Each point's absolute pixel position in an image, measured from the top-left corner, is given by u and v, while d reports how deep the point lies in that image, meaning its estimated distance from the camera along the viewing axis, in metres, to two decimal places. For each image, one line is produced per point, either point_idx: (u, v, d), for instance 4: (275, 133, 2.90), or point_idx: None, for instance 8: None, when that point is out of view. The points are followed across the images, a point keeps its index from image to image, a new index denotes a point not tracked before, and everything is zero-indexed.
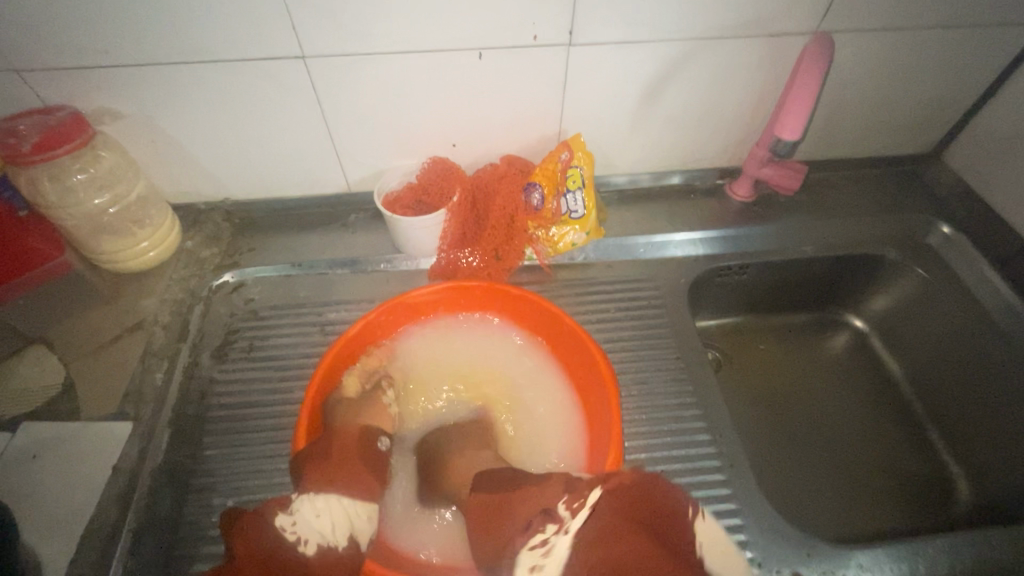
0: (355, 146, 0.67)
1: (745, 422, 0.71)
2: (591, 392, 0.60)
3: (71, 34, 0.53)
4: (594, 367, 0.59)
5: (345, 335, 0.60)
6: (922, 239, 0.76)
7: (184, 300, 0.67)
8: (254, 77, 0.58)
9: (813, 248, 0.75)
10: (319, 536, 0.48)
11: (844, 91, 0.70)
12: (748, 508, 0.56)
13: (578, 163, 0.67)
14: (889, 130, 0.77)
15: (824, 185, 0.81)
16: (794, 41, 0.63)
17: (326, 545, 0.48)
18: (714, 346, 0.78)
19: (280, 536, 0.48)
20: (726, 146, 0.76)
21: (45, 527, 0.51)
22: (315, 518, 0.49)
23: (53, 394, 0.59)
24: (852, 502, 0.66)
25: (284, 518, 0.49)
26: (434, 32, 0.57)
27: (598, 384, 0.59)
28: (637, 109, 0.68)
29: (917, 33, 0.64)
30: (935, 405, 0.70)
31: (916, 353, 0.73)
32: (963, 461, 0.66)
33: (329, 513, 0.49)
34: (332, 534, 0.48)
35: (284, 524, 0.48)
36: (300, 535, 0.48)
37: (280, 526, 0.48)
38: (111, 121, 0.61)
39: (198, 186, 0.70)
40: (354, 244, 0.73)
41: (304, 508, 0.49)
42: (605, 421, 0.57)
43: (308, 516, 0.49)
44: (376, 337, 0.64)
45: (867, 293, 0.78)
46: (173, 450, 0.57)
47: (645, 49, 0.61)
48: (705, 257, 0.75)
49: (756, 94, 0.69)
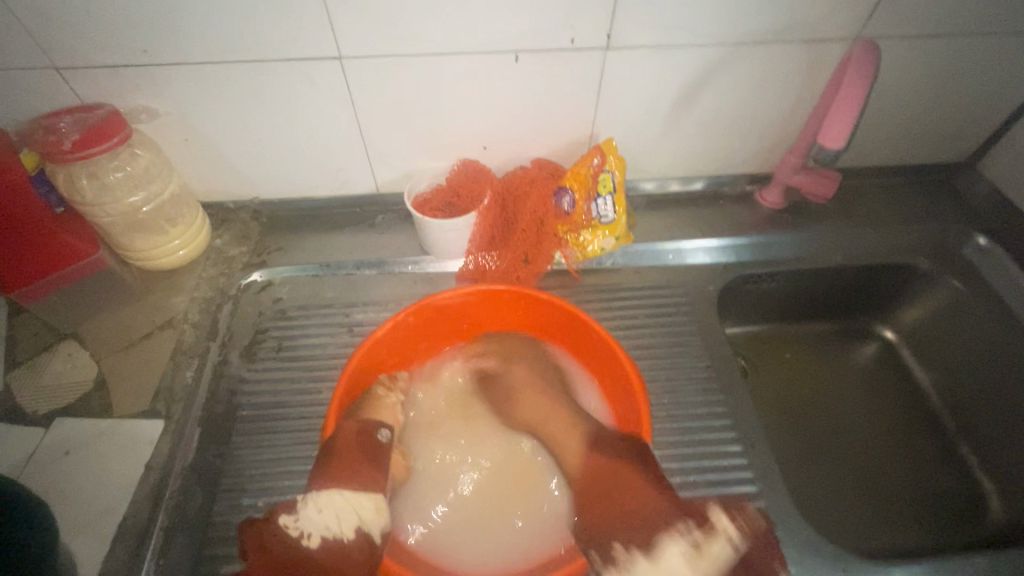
0: (386, 148, 0.67)
1: (773, 432, 0.71)
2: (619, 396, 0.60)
3: (113, 32, 0.53)
4: (622, 376, 0.58)
5: (372, 334, 0.59)
6: (956, 250, 0.75)
7: (213, 298, 0.68)
8: (291, 77, 0.58)
9: (845, 257, 0.74)
10: (323, 530, 0.49)
11: (881, 98, 0.69)
12: (780, 519, 0.55)
13: (610, 167, 0.66)
14: (924, 138, 0.76)
15: (855, 193, 0.80)
16: (835, 47, 0.62)
17: (329, 537, 0.48)
18: (742, 355, 0.77)
19: (286, 535, 0.48)
20: (759, 152, 0.75)
21: (79, 525, 0.51)
22: (315, 511, 0.49)
23: (85, 390, 0.60)
24: (882, 515, 0.65)
25: (286, 517, 0.49)
26: (473, 32, 0.56)
27: (627, 399, 0.58)
28: (671, 115, 0.67)
29: (961, 40, 0.63)
30: (968, 421, 0.69)
31: (949, 365, 0.72)
32: (996, 478, 0.65)
33: (332, 507, 0.49)
34: (338, 527, 0.49)
35: (286, 522, 0.48)
36: (303, 530, 0.48)
37: (284, 524, 0.48)
38: (147, 119, 0.61)
39: (229, 185, 0.70)
40: (381, 246, 0.73)
41: (307, 506, 0.49)
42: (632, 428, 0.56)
43: (311, 514, 0.49)
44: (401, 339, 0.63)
45: (898, 304, 0.77)
46: (204, 449, 0.57)
47: (683, 54, 0.60)
48: (734, 264, 0.74)
49: (791, 101, 0.68)
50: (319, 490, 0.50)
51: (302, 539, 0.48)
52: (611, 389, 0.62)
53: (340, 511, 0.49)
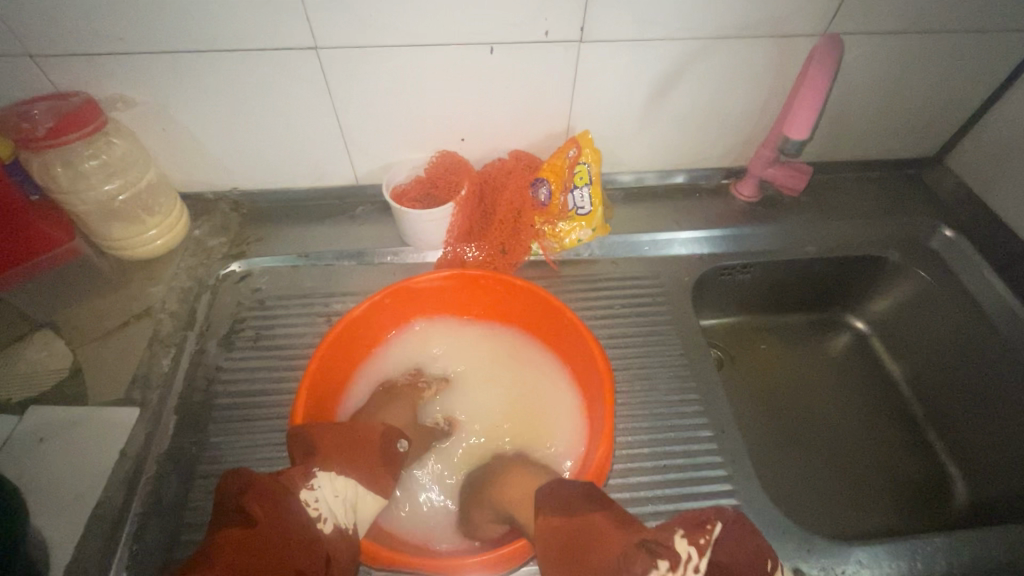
0: (364, 138, 0.68)
1: (747, 419, 0.72)
2: (587, 380, 0.61)
3: (86, 20, 0.53)
4: (591, 360, 0.59)
5: (348, 314, 0.60)
6: (925, 242, 0.77)
7: (191, 288, 0.68)
8: (267, 68, 0.59)
9: (817, 248, 0.76)
10: (336, 518, 0.48)
11: (850, 93, 0.71)
12: (748, 502, 0.57)
13: (586, 159, 0.67)
14: (894, 133, 0.77)
15: (827, 186, 0.82)
16: (803, 43, 0.63)
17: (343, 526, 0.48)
18: (717, 345, 0.78)
19: (303, 511, 0.47)
20: (733, 145, 0.76)
21: (52, 511, 0.51)
22: (331, 497, 0.49)
23: (61, 378, 0.60)
24: (851, 500, 0.66)
25: (307, 493, 0.48)
26: (447, 25, 0.57)
27: (594, 378, 0.59)
28: (646, 107, 0.68)
29: (925, 37, 0.65)
30: (933, 408, 0.71)
31: (918, 354, 0.74)
32: (963, 463, 0.67)
33: (344, 492, 0.50)
34: (344, 517, 0.49)
35: (307, 498, 0.48)
36: (322, 513, 0.47)
37: (304, 499, 0.48)
38: (124, 108, 0.61)
39: (208, 176, 0.70)
40: (360, 236, 0.74)
41: (324, 486, 0.49)
42: (598, 405, 0.58)
43: (328, 497, 0.49)
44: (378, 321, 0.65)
45: (870, 295, 0.79)
46: (179, 436, 0.57)
47: (655, 47, 0.62)
48: (709, 255, 0.75)
49: (763, 96, 0.69)
50: (339, 473, 0.51)
51: (319, 522, 0.47)
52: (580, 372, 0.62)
53: (353, 504, 0.50)
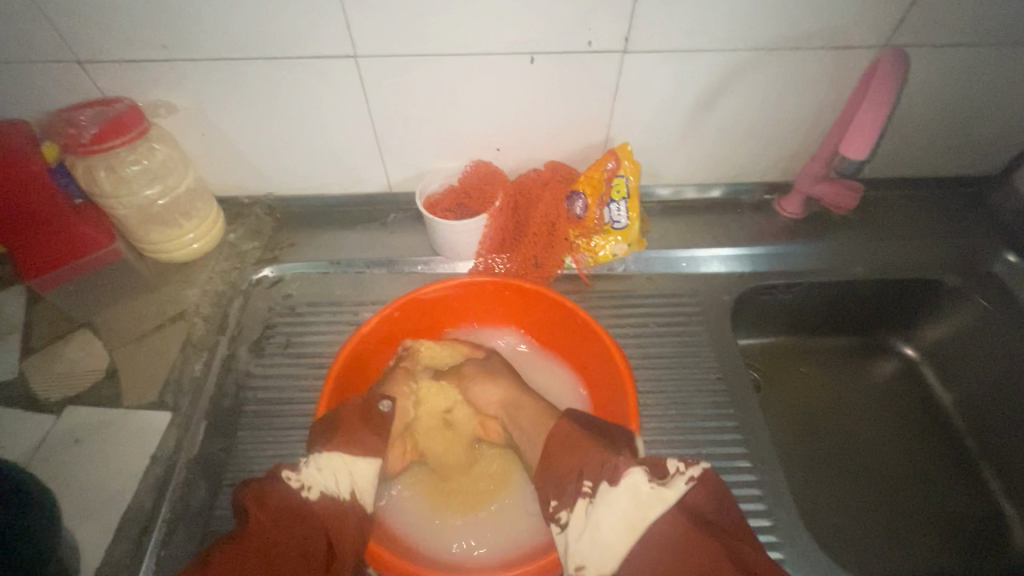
0: (400, 146, 0.67)
1: (785, 447, 0.69)
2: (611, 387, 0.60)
3: (134, 28, 0.54)
4: (613, 366, 0.58)
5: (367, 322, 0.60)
6: (985, 267, 0.72)
7: (225, 292, 0.68)
8: (306, 75, 0.58)
9: (866, 270, 0.72)
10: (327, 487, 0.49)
11: (908, 108, 0.67)
12: (788, 540, 0.54)
13: (625, 172, 0.65)
14: (954, 150, 0.73)
15: (879, 205, 0.77)
16: (861, 55, 0.60)
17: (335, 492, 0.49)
18: (754, 367, 0.75)
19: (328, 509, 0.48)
20: (780, 160, 0.73)
21: (85, 512, 0.52)
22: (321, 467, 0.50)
23: (97, 378, 0.60)
24: (894, 538, 0.63)
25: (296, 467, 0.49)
26: (487, 34, 0.56)
27: (617, 382, 0.58)
28: (689, 120, 0.66)
29: (996, 50, 0.60)
30: (991, 445, 0.66)
31: (974, 386, 0.69)
32: (1021, 506, 0.62)
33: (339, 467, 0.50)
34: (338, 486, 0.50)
35: (292, 474, 0.49)
36: (306, 483, 0.48)
37: (290, 475, 0.49)
38: (166, 114, 0.61)
39: (245, 181, 0.71)
40: (392, 244, 0.73)
41: (315, 462, 0.50)
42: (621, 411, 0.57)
43: (321, 470, 0.50)
44: (396, 326, 0.64)
45: (922, 320, 0.75)
46: (207, 442, 0.57)
47: (703, 58, 0.59)
48: (750, 274, 0.72)
49: (814, 109, 0.66)
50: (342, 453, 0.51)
51: (304, 490, 0.48)
52: (602, 379, 0.61)
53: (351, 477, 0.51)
